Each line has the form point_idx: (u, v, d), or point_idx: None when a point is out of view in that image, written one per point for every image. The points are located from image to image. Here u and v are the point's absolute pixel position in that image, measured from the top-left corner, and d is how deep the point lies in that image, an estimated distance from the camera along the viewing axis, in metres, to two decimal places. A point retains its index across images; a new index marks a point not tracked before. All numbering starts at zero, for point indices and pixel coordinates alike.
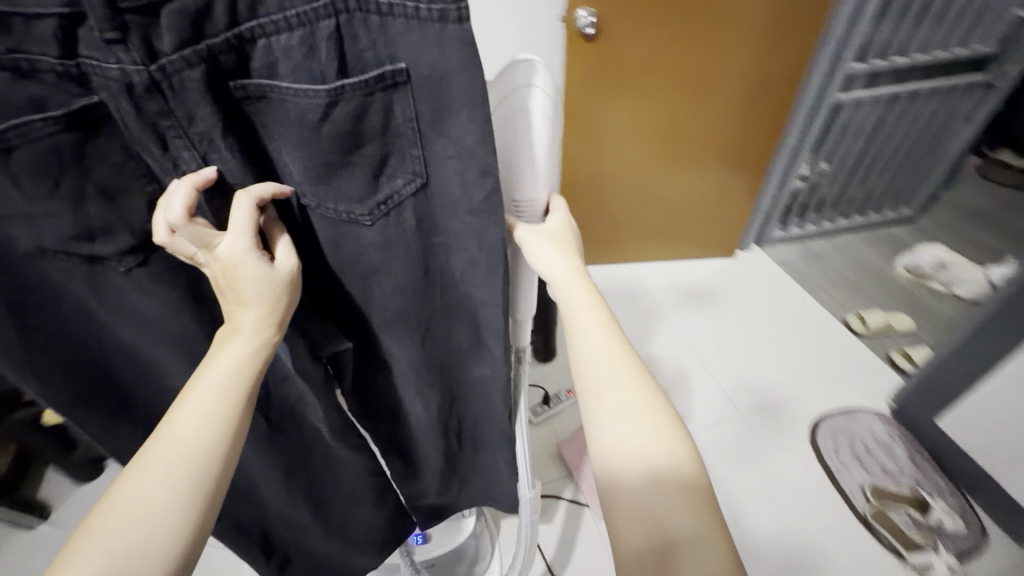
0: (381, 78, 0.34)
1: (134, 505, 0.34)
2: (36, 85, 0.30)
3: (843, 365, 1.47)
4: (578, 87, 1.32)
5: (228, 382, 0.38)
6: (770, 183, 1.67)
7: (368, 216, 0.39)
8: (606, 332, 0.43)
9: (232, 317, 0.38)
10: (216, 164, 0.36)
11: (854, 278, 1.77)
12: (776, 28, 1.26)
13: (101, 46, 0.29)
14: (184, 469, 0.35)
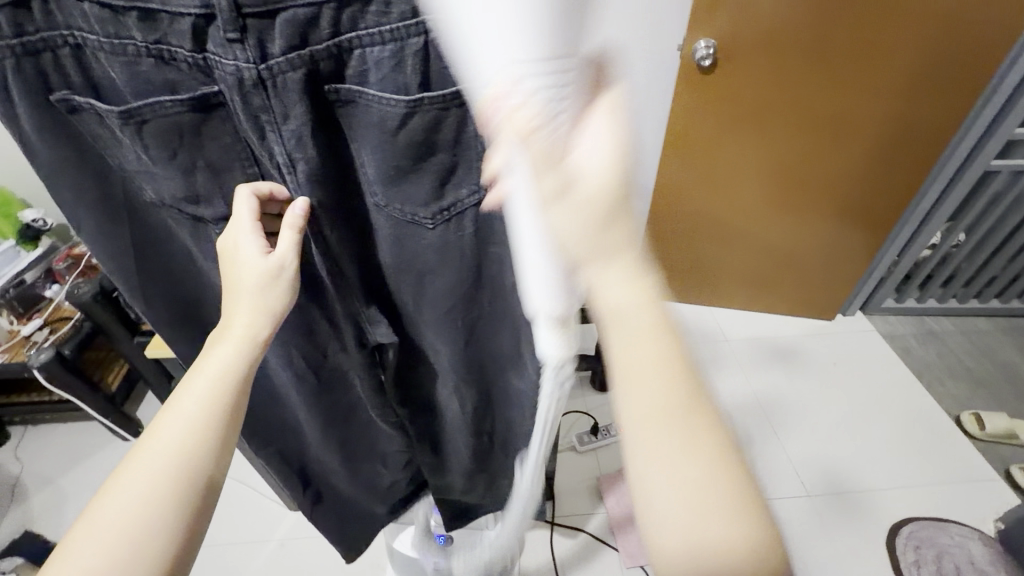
0: (458, 96, 0.39)
1: (124, 497, 0.37)
2: (174, 72, 0.36)
3: (946, 468, 1.28)
4: (687, 116, 1.28)
5: (215, 382, 0.41)
6: (891, 246, 1.49)
7: (431, 219, 0.46)
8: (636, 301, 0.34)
9: (226, 319, 0.43)
10: (297, 162, 0.40)
11: (978, 369, 1.53)
12: (926, 78, 1.13)
13: (223, 44, 0.34)
14: (171, 462, 0.39)
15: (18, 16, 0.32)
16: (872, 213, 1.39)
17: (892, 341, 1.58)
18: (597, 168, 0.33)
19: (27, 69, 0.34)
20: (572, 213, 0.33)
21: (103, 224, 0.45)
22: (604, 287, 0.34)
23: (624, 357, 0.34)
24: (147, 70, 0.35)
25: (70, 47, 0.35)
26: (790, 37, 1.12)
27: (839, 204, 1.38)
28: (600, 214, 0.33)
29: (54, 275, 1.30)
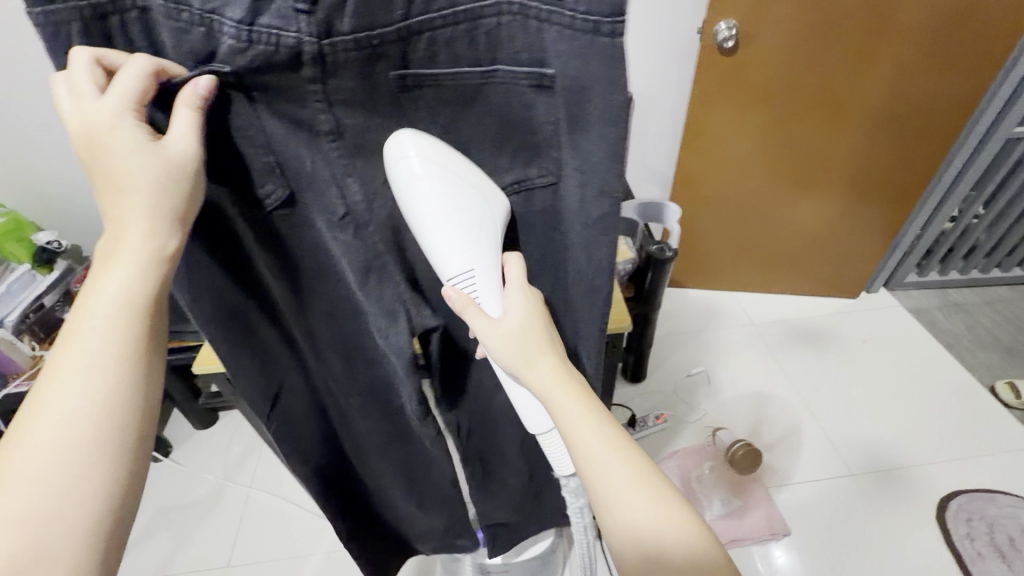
0: (530, 76, 0.40)
1: (30, 451, 0.31)
2: (222, 44, 0.35)
3: (985, 438, 1.27)
4: (703, 101, 1.25)
5: (118, 313, 0.34)
6: (914, 220, 1.48)
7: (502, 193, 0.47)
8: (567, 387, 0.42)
9: (113, 230, 0.35)
10: (342, 130, 0.41)
11: (1006, 338, 1.53)
12: (950, 48, 1.12)
13: (289, 14, 0.35)
14: (79, 406, 0.32)
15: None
16: (891, 188, 1.38)
17: (918, 315, 1.58)
18: (514, 315, 0.44)
19: (94, 34, 0.34)
20: (503, 346, 0.43)
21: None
22: (532, 380, 0.42)
23: (573, 446, 0.40)
24: (197, 41, 0.35)
25: (136, 11, 0.35)
26: (812, 10, 1.08)
27: (860, 181, 1.37)
28: (526, 351, 0.43)
29: (71, 298, 1.27)
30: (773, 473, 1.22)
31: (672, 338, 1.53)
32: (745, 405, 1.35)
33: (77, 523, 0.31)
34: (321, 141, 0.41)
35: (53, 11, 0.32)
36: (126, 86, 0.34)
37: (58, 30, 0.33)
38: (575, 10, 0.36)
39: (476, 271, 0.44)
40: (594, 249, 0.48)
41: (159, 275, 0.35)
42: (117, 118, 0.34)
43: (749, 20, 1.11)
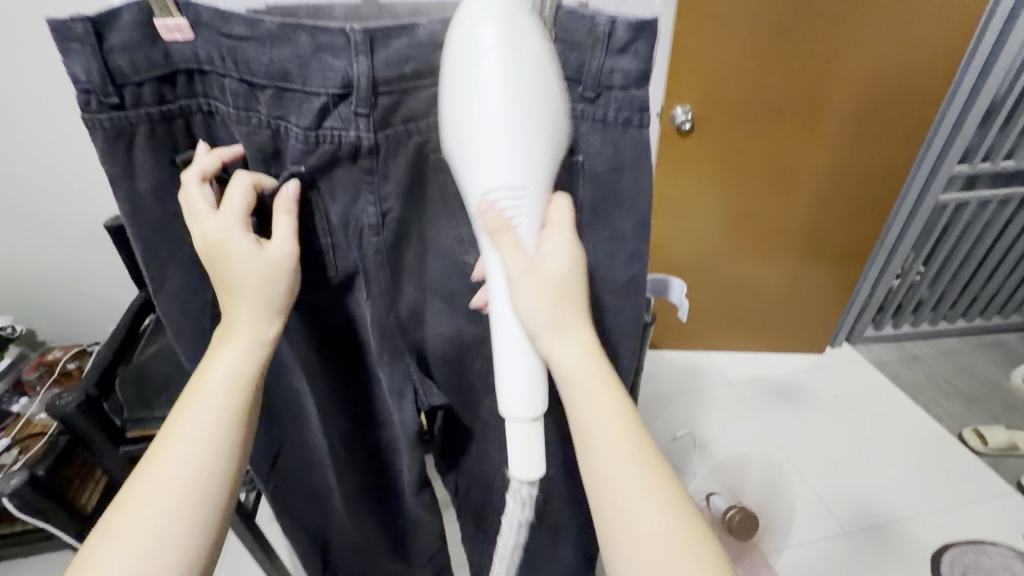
0: (559, 163, 0.45)
1: (162, 483, 0.39)
2: (291, 146, 0.41)
3: (962, 487, 1.31)
4: (665, 179, 1.35)
5: (233, 380, 0.42)
6: (866, 278, 1.59)
7: None
8: (599, 386, 0.41)
9: (230, 314, 0.42)
10: (387, 211, 0.46)
11: (964, 386, 1.61)
12: (875, 129, 1.27)
13: (349, 117, 0.40)
14: (201, 450, 0.40)
15: (163, 90, 0.40)
16: (845, 251, 1.49)
17: (881, 368, 1.66)
18: (557, 258, 0.41)
19: (158, 133, 0.41)
20: (539, 290, 0.40)
21: (193, 276, 0.48)
22: (561, 353, 0.41)
23: (583, 428, 0.41)
24: (263, 139, 0.42)
25: (201, 113, 0.43)
26: (753, 100, 1.22)
27: (814, 247, 1.48)
28: (562, 307, 0.41)
29: (22, 387, 1.19)
30: (770, 536, 1.21)
31: (654, 402, 1.53)
32: (733, 466, 1.34)
33: (187, 542, 0.38)
34: (366, 230, 0.46)
35: (119, 116, 0.39)
36: (235, 202, 0.41)
37: (123, 131, 0.40)
38: (606, 109, 0.43)
39: (524, 197, 0.39)
40: (611, 318, 0.52)
41: (263, 354, 0.43)
42: (231, 229, 0.40)
43: (702, 108, 1.23)
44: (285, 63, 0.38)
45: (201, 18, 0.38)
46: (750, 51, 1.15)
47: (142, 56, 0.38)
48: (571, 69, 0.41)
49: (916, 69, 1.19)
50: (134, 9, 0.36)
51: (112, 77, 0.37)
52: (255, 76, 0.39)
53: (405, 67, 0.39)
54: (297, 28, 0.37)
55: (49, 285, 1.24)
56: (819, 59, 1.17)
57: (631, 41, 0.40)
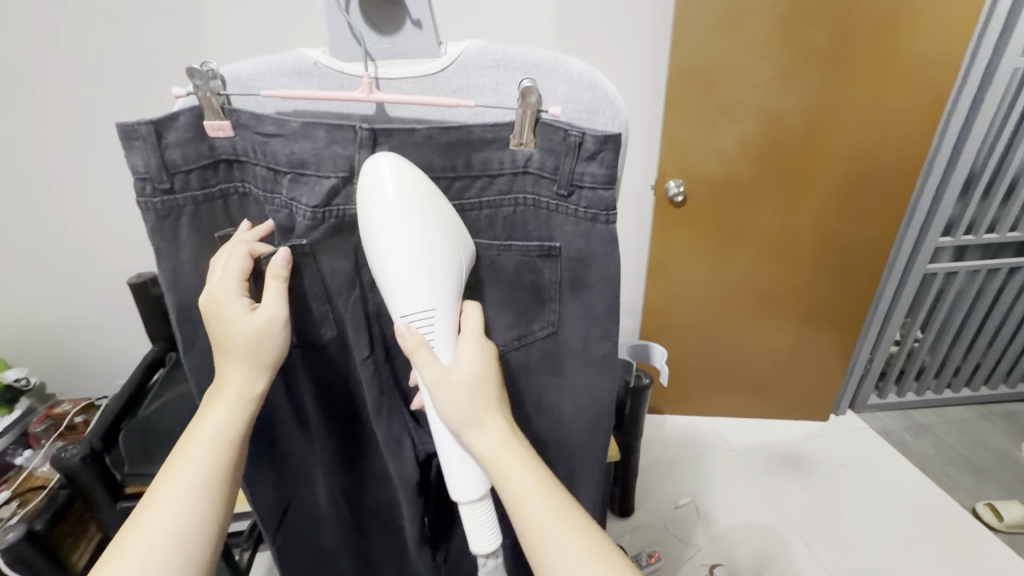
0: (540, 248, 0.50)
1: (149, 532, 0.42)
2: (299, 222, 0.46)
3: (981, 568, 1.25)
4: (660, 245, 1.41)
5: (220, 435, 0.46)
6: (863, 345, 1.61)
7: (507, 346, 0.54)
8: (530, 474, 0.44)
9: (222, 375, 0.47)
10: None
11: (975, 457, 1.57)
12: (859, 203, 1.34)
13: (354, 196, 0.46)
14: (188, 500, 0.44)
15: (207, 175, 0.46)
16: (842, 316, 1.51)
17: (888, 437, 1.63)
18: (468, 364, 0.46)
19: (200, 212, 0.47)
20: (454, 398, 0.45)
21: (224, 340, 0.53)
22: (476, 443, 0.45)
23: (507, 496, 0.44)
24: (284, 217, 0.47)
25: (237, 194, 0.49)
26: (741, 173, 1.30)
27: (809, 313, 1.51)
28: (475, 407, 0.45)
29: (27, 441, 1.20)
30: None
31: (656, 468, 1.51)
32: (738, 538, 1.30)
33: None
34: (365, 286, 0.51)
35: (169, 200, 0.45)
36: (232, 268, 0.45)
37: (170, 212, 0.45)
38: (578, 205, 0.48)
39: (433, 314, 0.45)
40: (594, 383, 0.56)
41: (248, 411, 0.48)
42: (228, 293, 0.45)
43: (692, 182, 1.32)
44: (304, 153, 0.44)
45: (241, 119, 0.45)
46: (736, 129, 1.24)
47: (191, 149, 0.44)
48: (547, 169, 0.47)
49: (894, 144, 1.26)
50: (190, 112, 0.43)
51: (165, 167, 0.44)
52: (279, 164, 0.45)
53: (404, 161, 0.45)
54: (316, 126, 0.44)
55: (67, 339, 1.29)
56: (802, 137, 1.25)
57: (599, 150, 0.45)
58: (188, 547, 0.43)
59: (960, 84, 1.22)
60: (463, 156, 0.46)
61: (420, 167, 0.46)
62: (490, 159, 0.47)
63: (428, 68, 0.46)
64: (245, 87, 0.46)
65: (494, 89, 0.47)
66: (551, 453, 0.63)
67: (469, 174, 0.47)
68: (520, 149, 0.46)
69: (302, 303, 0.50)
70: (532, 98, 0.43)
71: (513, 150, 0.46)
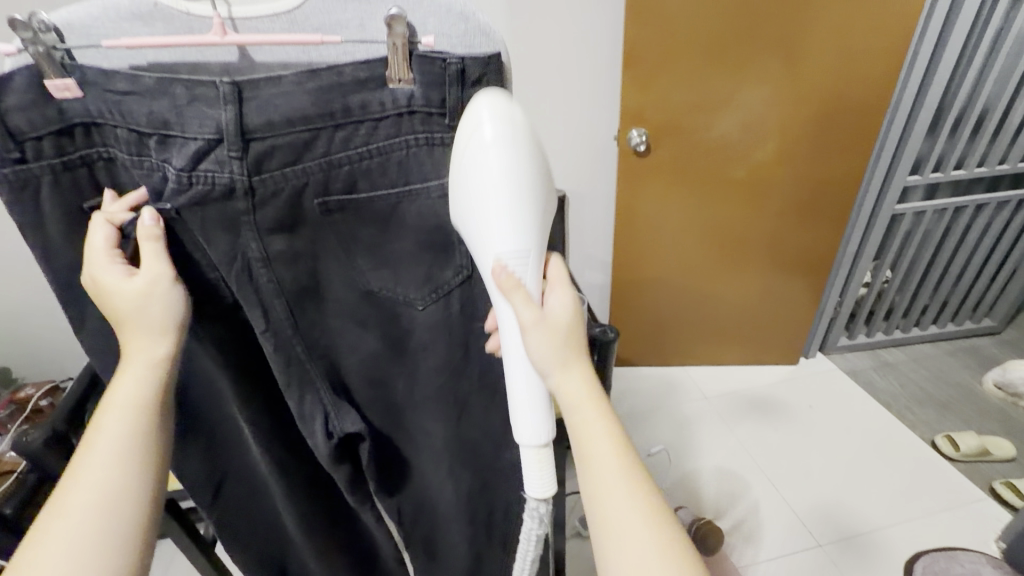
0: (441, 186, 0.48)
1: (70, 509, 0.41)
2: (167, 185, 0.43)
3: (934, 496, 1.30)
4: (626, 196, 1.38)
5: (134, 404, 0.44)
6: (832, 288, 1.61)
7: (422, 300, 0.53)
8: (610, 448, 0.44)
9: (125, 346, 0.45)
10: (272, 247, 0.47)
11: (937, 392, 1.62)
12: (827, 142, 1.31)
13: (224, 159, 0.42)
14: (112, 471, 0.42)
15: (62, 142, 0.43)
16: (811, 259, 1.51)
17: (855, 376, 1.67)
18: (562, 310, 0.46)
19: (62, 181, 0.44)
20: (546, 341, 0.45)
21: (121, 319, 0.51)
22: (564, 387, 0.45)
23: (583, 453, 0.45)
24: (157, 180, 0.45)
25: (102, 160, 0.45)
26: (707, 117, 1.26)
27: (779, 259, 1.50)
28: (564, 350, 0.45)
29: None
30: (740, 550, 1.20)
31: (629, 419, 1.54)
32: (706, 480, 1.35)
33: (103, 555, 0.40)
34: (254, 262, 0.47)
35: (23, 169, 0.42)
36: (95, 239, 0.44)
37: (27, 182, 0.42)
38: None
39: (526, 255, 0.43)
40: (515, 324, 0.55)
41: (160, 377, 0.46)
42: (100, 264, 0.44)
43: (654, 129, 1.27)
44: (164, 112, 0.41)
45: (88, 77, 0.41)
46: (701, 69, 1.19)
47: (37, 114, 0.41)
48: (433, 104, 0.44)
49: (863, 78, 1.21)
50: (26, 72, 0.39)
51: (11, 133, 0.40)
52: (140, 126, 0.42)
53: (273, 113, 0.42)
54: (174, 82, 0.41)
55: (25, 322, 1.27)
56: (769, 75, 1.20)
57: (481, 75, 0.44)
58: (122, 511, 0.42)
59: (928, 14, 1.17)
60: (338, 100, 0.43)
61: (295, 119, 0.43)
62: (368, 101, 0.43)
63: (282, 5, 0.42)
64: (83, 36, 0.41)
65: (358, 25, 0.43)
66: (488, 404, 0.64)
67: (348, 121, 0.44)
68: (399, 87, 0.43)
69: (184, 266, 0.49)
70: (399, 27, 0.40)
71: (392, 88, 0.43)
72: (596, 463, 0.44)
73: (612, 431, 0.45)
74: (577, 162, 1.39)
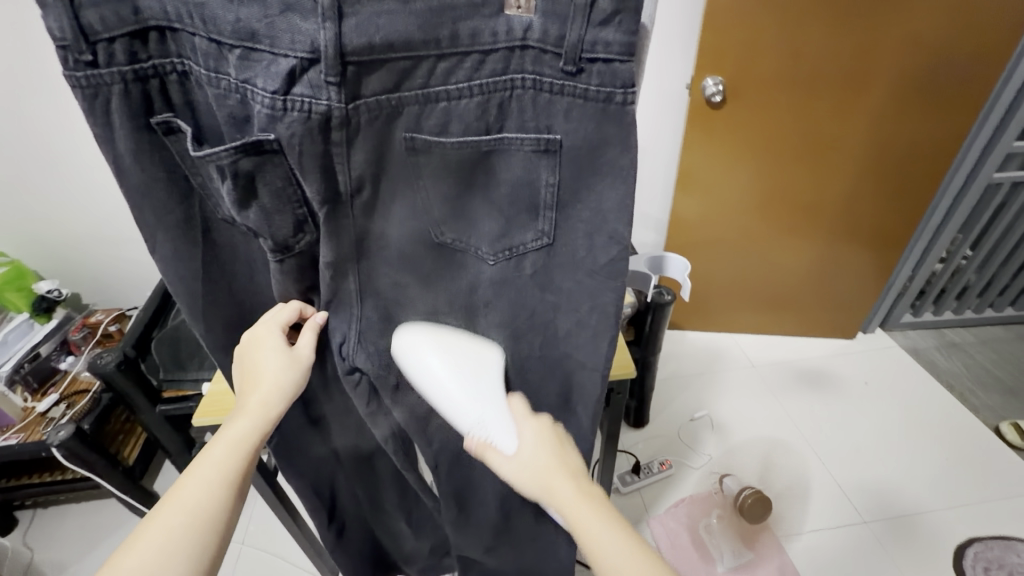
0: (537, 142, 0.44)
1: (188, 485, 0.42)
2: (259, 111, 0.39)
3: (994, 484, 1.25)
4: (691, 153, 1.30)
5: (271, 398, 0.48)
6: (906, 261, 1.50)
7: (492, 256, 0.49)
8: (585, 499, 0.44)
9: (260, 348, 0.49)
10: (356, 184, 0.43)
11: (1006, 377, 1.53)
12: (928, 100, 1.18)
13: (319, 84, 0.38)
14: (233, 456, 0.44)
15: (135, 47, 0.37)
16: (885, 230, 1.41)
17: (916, 356, 1.59)
18: (529, 438, 0.48)
19: (133, 94, 0.38)
20: (523, 462, 0.47)
21: (185, 244, 0.46)
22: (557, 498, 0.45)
23: (573, 525, 0.44)
24: (235, 104, 0.40)
25: (176, 74, 0.40)
26: (792, 68, 1.15)
27: (851, 227, 1.40)
28: (545, 474, 0.46)
29: (69, 346, 1.26)
30: (783, 520, 1.19)
31: (673, 383, 1.52)
32: (749, 449, 1.33)
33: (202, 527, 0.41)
34: (344, 197, 0.43)
35: (94, 75, 0.37)
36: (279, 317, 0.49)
37: (98, 92, 0.37)
38: (587, 83, 0.41)
39: (486, 411, 0.49)
40: (594, 295, 0.50)
41: (297, 382, 0.50)
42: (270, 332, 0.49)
43: (735, 77, 1.17)
44: (253, 22, 0.37)
45: None
46: (793, 14, 1.08)
47: (111, 11, 0.35)
48: (550, 41, 0.40)
49: (974, 28, 1.08)
50: None
51: (83, 32, 0.35)
52: (222, 36, 0.37)
53: (374, 34, 0.37)
54: None
55: (94, 250, 1.31)
56: (870, 22, 1.08)
57: (614, 13, 0.39)
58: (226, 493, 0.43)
59: None
60: (448, 25, 0.39)
61: (397, 44, 0.38)
62: (479, 29, 0.39)
63: None
64: None
65: None
66: (545, 371, 0.56)
67: (455, 50, 0.40)
68: (517, 16, 0.39)
69: (269, 206, 0.43)
70: None
71: (508, 16, 0.39)
72: (588, 526, 0.43)
73: (576, 477, 0.46)
74: (645, 110, 1.30)
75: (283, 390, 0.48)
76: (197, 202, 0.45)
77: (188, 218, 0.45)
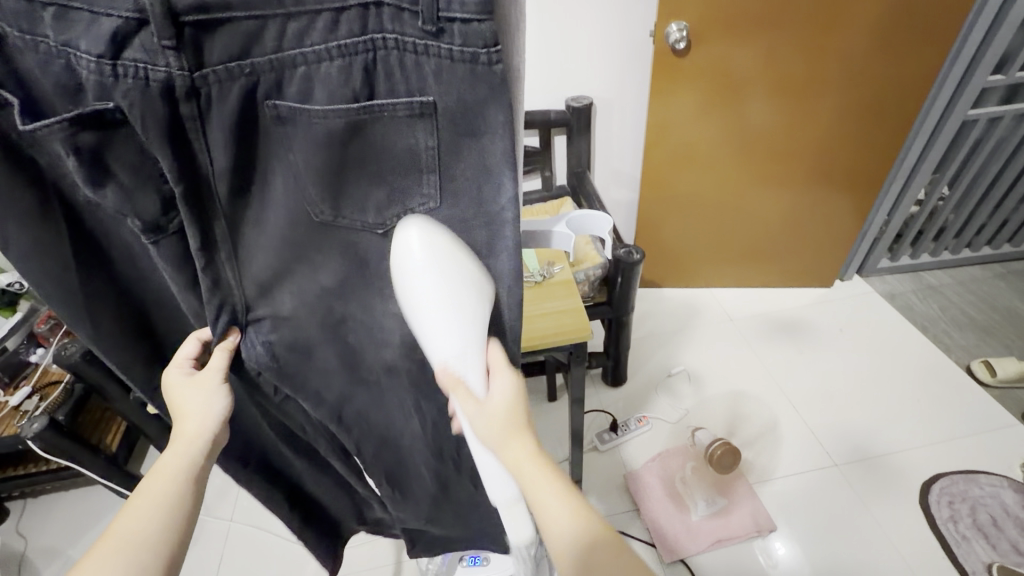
0: (409, 107, 0.37)
1: (125, 523, 0.42)
2: (87, 78, 0.32)
3: (962, 419, 1.28)
4: (659, 104, 1.26)
5: (203, 421, 0.47)
6: (883, 203, 1.48)
7: (380, 225, 0.42)
8: (529, 458, 0.43)
9: (176, 384, 0.48)
10: (217, 156, 0.37)
11: (979, 316, 1.54)
12: (903, 32, 1.12)
13: (155, 49, 0.31)
14: (173, 485, 0.45)
15: None
16: (862, 174, 1.38)
17: (893, 300, 1.59)
18: (497, 395, 0.45)
19: None
20: (477, 419, 0.44)
21: (41, 245, 0.40)
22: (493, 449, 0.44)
23: (514, 480, 0.43)
24: (62, 72, 0.32)
25: None
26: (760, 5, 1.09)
27: (826, 170, 1.37)
28: (503, 430, 0.44)
29: (37, 338, 1.23)
30: (756, 468, 1.22)
31: (650, 340, 1.52)
32: (724, 400, 1.35)
33: (150, 551, 0.41)
34: (211, 170, 0.37)
35: None
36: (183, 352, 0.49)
37: None
38: (451, 43, 0.34)
39: (465, 356, 0.43)
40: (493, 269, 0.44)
41: (225, 403, 0.49)
42: (178, 370, 0.49)
43: (699, 19, 1.11)
44: None
45: None
46: None
47: None
48: None
49: None
50: None
51: None
52: None
53: None
54: None
55: None
56: None
57: None
58: (167, 518, 0.43)
59: None
60: None
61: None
62: None
63: None
64: None
65: None
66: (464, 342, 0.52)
67: (303, 11, 0.33)
68: None
69: (128, 185, 0.36)
70: None
71: None
72: (522, 481, 0.42)
73: (524, 439, 0.44)
74: (607, 62, 1.24)
75: (216, 412, 0.48)
76: (50, 182, 0.39)
77: (45, 202, 0.39)
